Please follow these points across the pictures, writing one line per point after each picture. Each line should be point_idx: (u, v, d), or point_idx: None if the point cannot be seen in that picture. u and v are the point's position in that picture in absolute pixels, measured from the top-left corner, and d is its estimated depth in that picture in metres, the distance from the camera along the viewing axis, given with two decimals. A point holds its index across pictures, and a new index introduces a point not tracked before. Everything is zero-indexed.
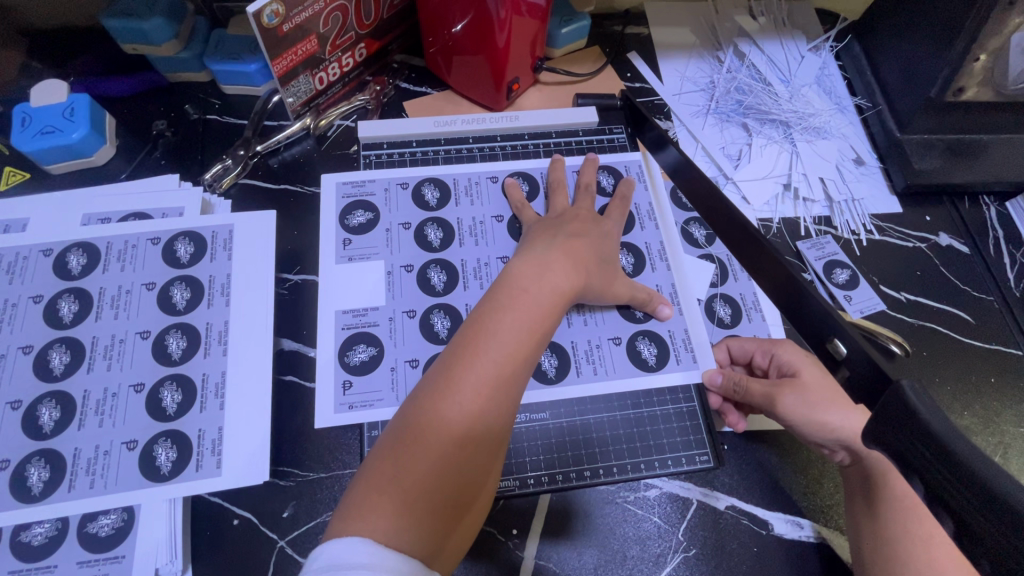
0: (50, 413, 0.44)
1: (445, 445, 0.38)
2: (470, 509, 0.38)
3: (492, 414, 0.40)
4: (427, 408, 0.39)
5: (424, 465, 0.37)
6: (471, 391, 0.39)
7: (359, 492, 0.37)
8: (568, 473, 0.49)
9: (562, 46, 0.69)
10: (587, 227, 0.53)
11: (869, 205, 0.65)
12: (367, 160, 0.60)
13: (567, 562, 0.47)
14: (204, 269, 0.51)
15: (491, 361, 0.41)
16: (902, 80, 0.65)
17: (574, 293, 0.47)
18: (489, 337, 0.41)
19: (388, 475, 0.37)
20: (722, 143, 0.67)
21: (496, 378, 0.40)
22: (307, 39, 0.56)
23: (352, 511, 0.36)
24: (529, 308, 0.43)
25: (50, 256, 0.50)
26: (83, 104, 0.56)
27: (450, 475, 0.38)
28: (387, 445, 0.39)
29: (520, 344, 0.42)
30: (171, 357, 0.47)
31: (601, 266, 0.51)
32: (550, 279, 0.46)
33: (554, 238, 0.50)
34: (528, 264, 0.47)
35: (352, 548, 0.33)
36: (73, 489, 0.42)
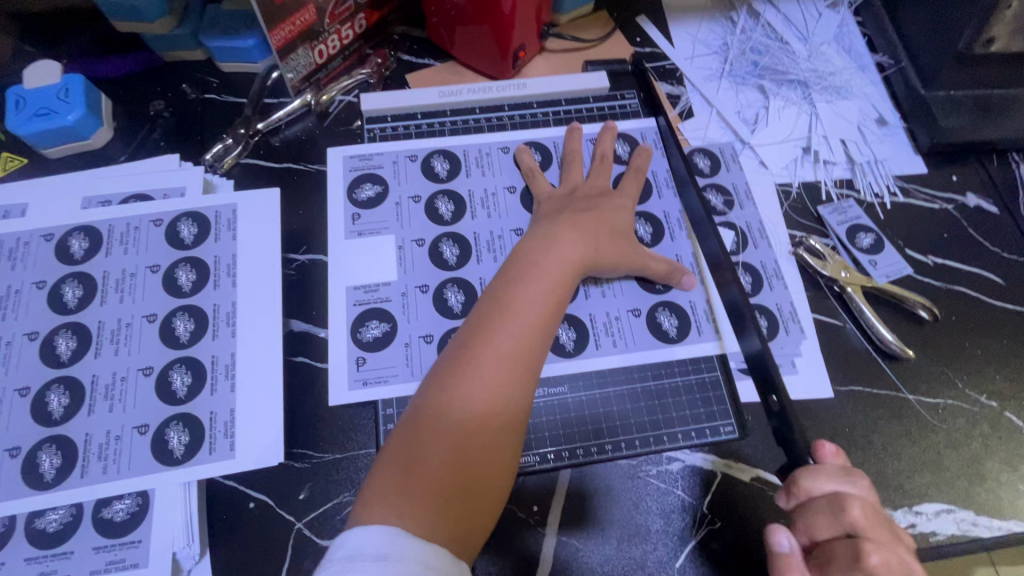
0: (59, 399, 0.44)
1: (465, 424, 0.37)
2: (496, 489, 0.37)
3: (514, 389, 0.39)
4: (444, 388, 0.39)
5: (446, 447, 0.36)
6: (492, 366, 0.39)
7: (381, 479, 0.36)
8: (588, 448, 0.48)
9: (569, 11, 0.67)
10: (596, 202, 0.52)
11: (893, 165, 0.63)
12: (371, 134, 0.59)
13: (592, 542, 0.46)
14: (209, 250, 0.50)
15: (509, 335, 0.40)
16: (926, 35, 0.63)
17: (585, 264, 0.47)
18: (503, 313, 0.41)
19: (410, 459, 0.36)
20: (738, 107, 0.65)
21: (515, 352, 0.39)
22: (304, 9, 0.54)
23: (375, 499, 0.35)
24: (542, 281, 0.43)
25: (51, 241, 0.49)
26: (78, 86, 0.55)
27: (475, 455, 0.37)
28: (409, 426, 0.38)
29: (537, 317, 0.41)
30: (179, 340, 0.46)
31: (614, 236, 0.50)
32: (560, 252, 0.45)
33: (561, 214, 0.50)
34: (537, 241, 0.47)
35: (380, 538, 0.33)
36: (85, 475, 0.42)
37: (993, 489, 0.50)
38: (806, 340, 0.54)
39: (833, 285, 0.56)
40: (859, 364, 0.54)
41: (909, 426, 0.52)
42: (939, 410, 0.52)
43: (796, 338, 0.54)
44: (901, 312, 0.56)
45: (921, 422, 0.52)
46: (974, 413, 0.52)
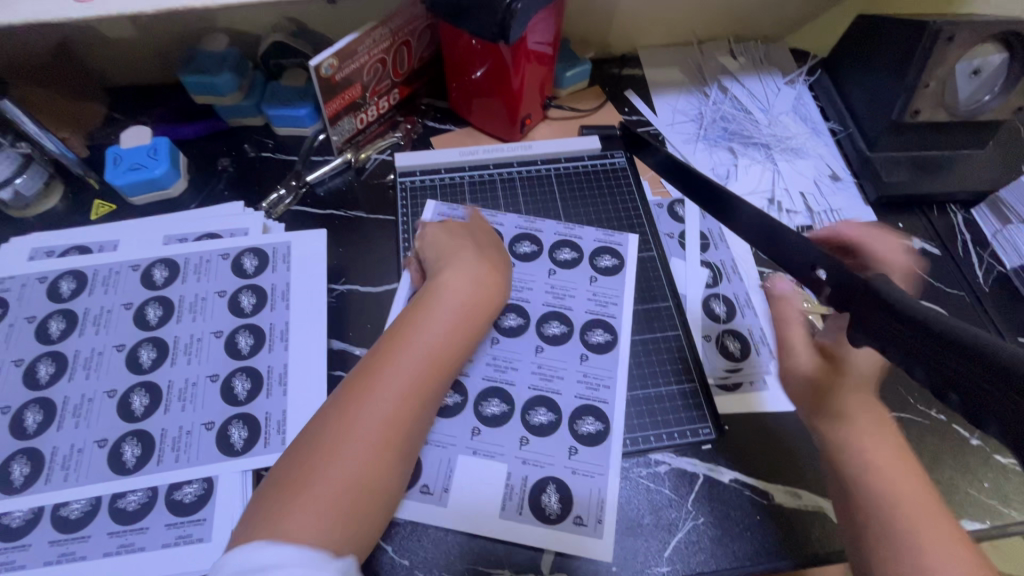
0: (140, 400, 0.52)
1: (360, 448, 0.42)
2: (371, 512, 0.41)
3: (405, 419, 0.44)
4: (342, 417, 0.43)
5: (335, 472, 0.40)
6: (387, 398, 0.44)
7: (268, 499, 0.39)
8: (575, 452, 0.55)
9: (567, 86, 0.80)
10: (499, 253, 0.61)
11: (846, 214, 0.73)
12: (403, 186, 0.70)
13: (580, 541, 0.51)
14: (267, 279, 0.60)
15: (402, 372, 0.46)
16: (867, 106, 0.75)
17: (484, 310, 0.54)
18: (399, 355, 0.47)
19: (300, 481, 0.39)
20: (712, 165, 0.76)
21: (409, 388, 0.45)
22: (352, 87, 0.67)
23: (262, 519, 0.38)
24: (423, 329, 0.49)
25: (138, 271, 0.59)
26: (165, 146, 0.67)
27: (364, 476, 0.41)
28: (302, 450, 0.41)
29: (431, 359, 0.48)
30: (241, 352, 0.55)
31: (495, 308, 0.55)
32: (451, 301, 0.52)
33: (482, 255, 0.58)
34: (416, 310, 0.51)
35: (269, 550, 0.36)
36: (161, 463, 0.49)
37: (948, 494, 0.56)
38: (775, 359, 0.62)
39: None
40: None
41: None
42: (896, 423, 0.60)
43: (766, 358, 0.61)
44: None
45: None
46: (926, 426, 0.60)
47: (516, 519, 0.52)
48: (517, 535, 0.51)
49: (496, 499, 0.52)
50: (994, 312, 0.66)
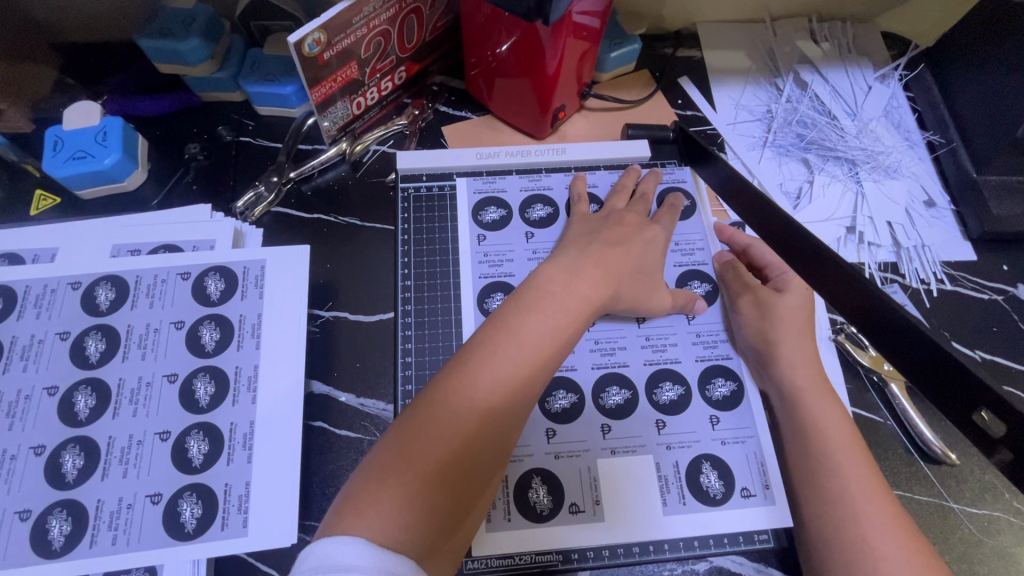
0: (73, 461, 0.43)
1: (458, 439, 0.36)
2: (469, 505, 0.37)
3: (507, 416, 0.38)
4: (446, 391, 0.38)
5: (429, 463, 0.35)
6: (489, 391, 0.38)
7: (362, 483, 0.35)
8: (662, 421, 0.47)
9: (610, 70, 0.66)
10: (629, 235, 0.50)
11: (940, 251, 0.60)
12: (405, 194, 0.58)
13: (754, 515, 0.45)
14: (234, 308, 0.49)
15: (512, 363, 0.39)
16: (980, 116, 0.61)
17: (601, 305, 0.45)
18: (523, 328, 0.40)
19: (397, 465, 0.35)
20: (780, 179, 0.63)
21: (514, 383, 0.38)
22: (348, 65, 0.53)
23: (351, 502, 0.34)
24: (554, 311, 0.42)
25: (78, 290, 0.48)
26: (117, 129, 0.54)
27: (459, 475, 0.36)
28: (397, 431, 0.37)
29: (542, 352, 0.40)
30: (199, 404, 0.45)
31: (637, 275, 0.48)
32: (581, 289, 0.44)
33: (592, 244, 0.48)
34: (559, 268, 0.45)
35: (353, 550, 0.31)
36: (94, 545, 0.40)
37: None
38: None
39: (871, 375, 0.54)
40: (898, 466, 0.51)
41: (952, 539, 0.49)
42: (985, 522, 0.49)
43: None
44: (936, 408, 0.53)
45: (962, 536, 0.49)
46: (1021, 528, 0.49)
47: (681, 510, 0.44)
48: (680, 530, 0.44)
49: (566, 488, 0.44)
50: None
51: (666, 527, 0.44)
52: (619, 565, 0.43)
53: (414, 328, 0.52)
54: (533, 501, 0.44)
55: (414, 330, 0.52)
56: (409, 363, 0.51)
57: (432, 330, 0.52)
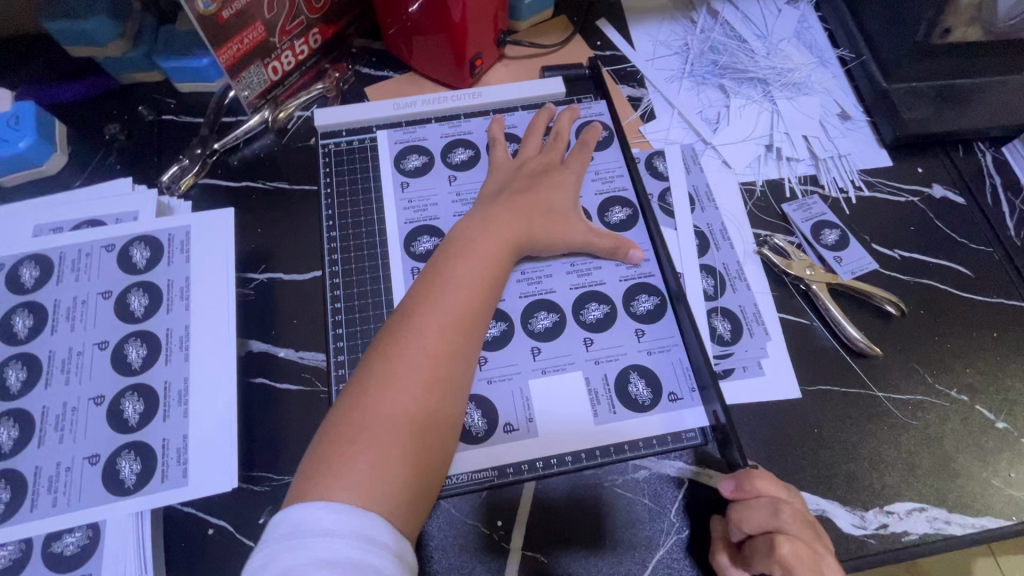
0: (8, 432, 0.43)
1: (414, 384, 0.39)
2: (433, 446, 0.39)
3: (456, 353, 0.41)
4: (391, 345, 0.40)
5: (382, 419, 0.37)
6: (434, 334, 0.41)
7: (322, 449, 0.37)
8: (589, 340, 0.50)
9: (526, 17, 0.66)
10: (537, 181, 0.53)
11: (857, 159, 0.62)
12: (326, 149, 0.59)
13: (681, 416, 0.48)
14: (161, 274, 0.49)
15: (449, 306, 0.42)
16: (884, 26, 0.62)
17: (520, 245, 0.48)
18: (446, 282, 0.43)
19: (359, 420, 0.37)
20: (699, 107, 0.64)
21: (454, 322, 0.42)
22: (252, 26, 0.54)
23: (318, 467, 0.36)
24: (479, 256, 0.45)
25: (2, 271, 0.49)
26: (29, 112, 0.54)
27: (423, 415, 0.38)
28: (355, 390, 0.39)
29: (475, 293, 0.44)
30: (131, 366, 0.46)
31: (551, 214, 0.51)
32: (499, 233, 0.47)
33: (501, 194, 0.51)
34: (473, 222, 0.49)
35: (323, 515, 0.33)
36: (35, 509, 0.41)
37: (965, 486, 0.49)
38: (772, 341, 0.53)
39: (799, 283, 0.55)
40: (826, 364, 0.53)
41: (881, 426, 0.51)
42: (911, 407, 0.51)
43: (759, 340, 0.53)
44: (868, 308, 0.55)
45: (889, 419, 0.51)
46: (945, 408, 0.51)
47: (611, 419, 0.48)
48: (612, 435, 0.47)
49: (499, 410, 0.47)
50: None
51: (597, 435, 0.47)
52: (555, 474, 0.47)
53: (343, 278, 0.53)
54: (467, 425, 0.47)
55: (343, 281, 0.53)
56: (339, 309, 0.52)
57: (360, 279, 0.53)
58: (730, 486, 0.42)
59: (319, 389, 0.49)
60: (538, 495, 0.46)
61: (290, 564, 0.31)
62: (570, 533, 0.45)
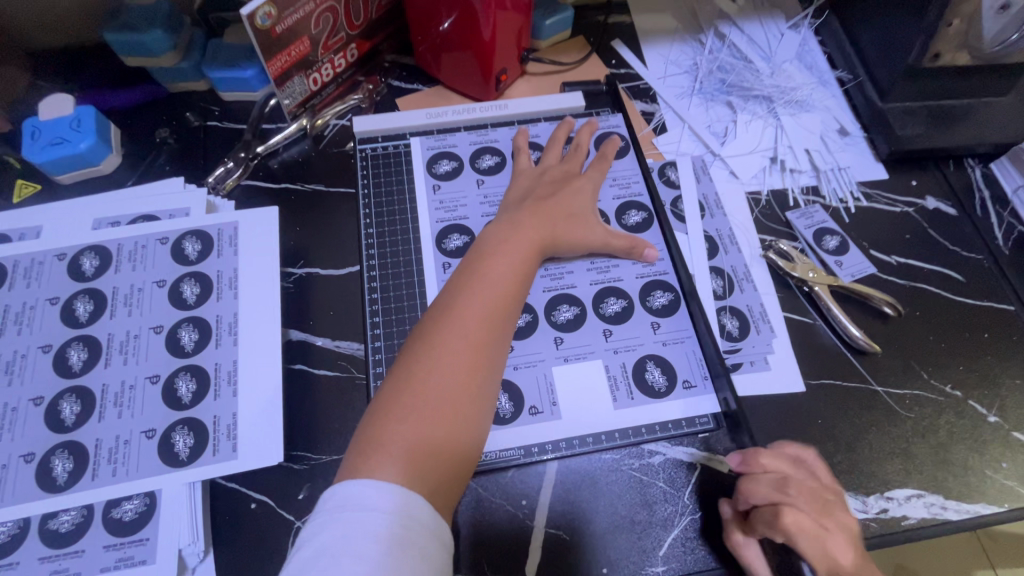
0: (71, 407, 0.46)
1: (454, 373, 0.42)
2: (472, 431, 0.42)
3: (492, 346, 0.44)
4: (430, 337, 0.43)
5: (427, 404, 0.40)
6: (471, 327, 0.44)
7: (371, 429, 0.39)
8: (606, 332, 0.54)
9: (547, 37, 0.71)
10: (558, 187, 0.57)
11: (855, 172, 0.67)
12: (363, 154, 0.63)
13: (693, 403, 0.52)
14: (212, 265, 0.53)
15: (485, 302, 0.46)
16: (879, 50, 0.67)
17: (545, 247, 0.52)
18: (481, 280, 0.47)
19: (404, 405, 0.40)
20: (708, 121, 0.69)
21: (490, 316, 0.45)
22: (299, 40, 0.58)
23: (366, 449, 0.38)
24: (510, 258, 0.49)
25: (64, 260, 0.52)
26: (90, 116, 0.59)
27: (462, 402, 0.41)
28: (397, 379, 0.42)
29: (507, 291, 0.47)
30: (184, 349, 0.49)
31: (573, 218, 0.55)
32: (527, 237, 0.51)
33: (525, 201, 0.55)
34: (504, 226, 0.52)
35: (371, 492, 0.35)
36: (96, 477, 0.44)
37: (963, 476, 0.52)
38: (777, 338, 0.57)
39: (802, 286, 0.59)
40: (829, 360, 0.56)
41: (881, 418, 0.54)
42: (909, 401, 0.55)
43: (766, 337, 0.56)
44: (868, 309, 0.59)
45: (890, 412, 0.54)
46: (941, 403, 0.55)
47: (630, 404, 0.51)
48: (631, 419, 0.51)
49: (525, 394, 0.51)
50: (1012, 276, 0.62)
51: (615, 420, 0.51)
52: (577, 455, 0.50)
53: (379, 272, 0.57)
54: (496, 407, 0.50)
55: (378, 275, 0.57)
56: (375, 301, 0.55)
57: (395, 272, 0.57)
58: (737, 460, 0.46)
59: (355, 375, 0.52)
60: (561, 476, 0.49)
61: (339, 535, 0.33)
62: (591, 512, 0.48)
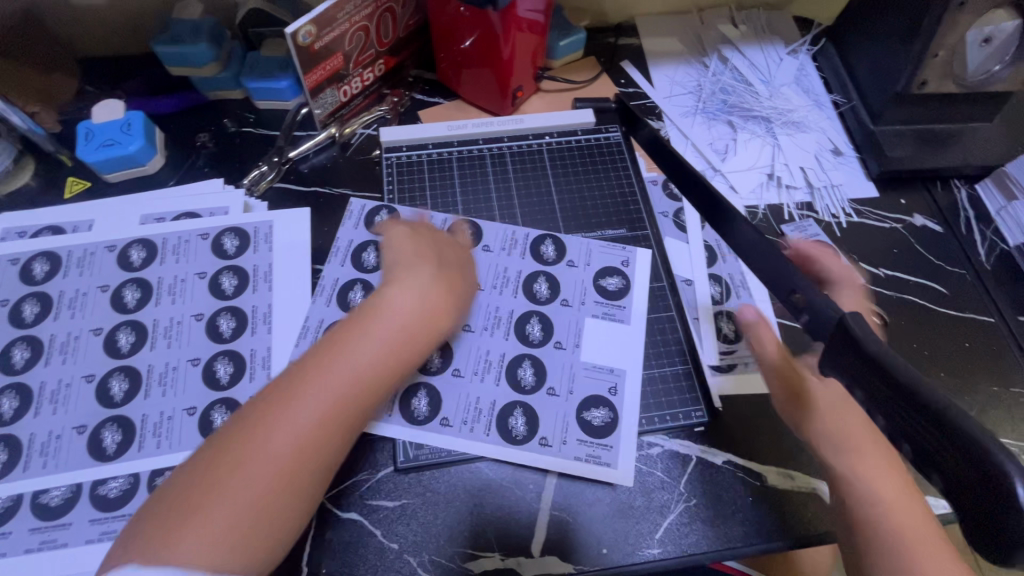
0: (119, 385, 0.51)
1: (288, 451, 0.39)
2: (298, 511, 0.39)
3: (346, 419, 0.42)
4: (274, 404, 0.40)
5: (261, 483, 0.37)
6: (320, 398, 0.41)
7: (166, 505, 0.36)
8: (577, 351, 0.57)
9: (561, 56, 0.76)
10: (460, 258, 0.56)
11: (846, 190, 0.71)
12: (388, 162, 0.68)
13: (688, 398, 0.56)
14: (248, 260, 0.58)
15: (351, 367, 0.43)
16: (871, 77, 0.72)
17: (437, 315, 0.49)
18: (351, 346, 0.44)
19: (210, 483, 0.37)
20: (710, 139, 0.74)
21: (358, 384, 0.42)
22: (334, 56, 0.64)
23: (154, 531, 0.35)
24: (384, 327, 0.45)
25: (114, 252, 0.57)
26: (139, 120, 0.64)
27: (300, 479, 0.39)
28: (220, 446, 0.38)
29: (385, 359, 0.44)
30: (222, 335, 0.54)
31: (444, 279, 0.51)
32: (406, 300, 0.47)
33: (414, 256, 0.52)
34: (396, 287, 0.48)
35: None
36: (142, 449, 0.48)
37: None
38: None
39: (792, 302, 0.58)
40: None
41: None
42: None
43: None
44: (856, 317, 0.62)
45: None
46: None
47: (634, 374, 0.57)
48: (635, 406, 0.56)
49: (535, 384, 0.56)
50: (994, 290, 0.65)
51: (619, 412, 0.55)
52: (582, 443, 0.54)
53: None
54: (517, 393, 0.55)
55: None
56: None
57: None
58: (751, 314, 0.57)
59: None
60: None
61: None
62: (594, 497, 0.52)
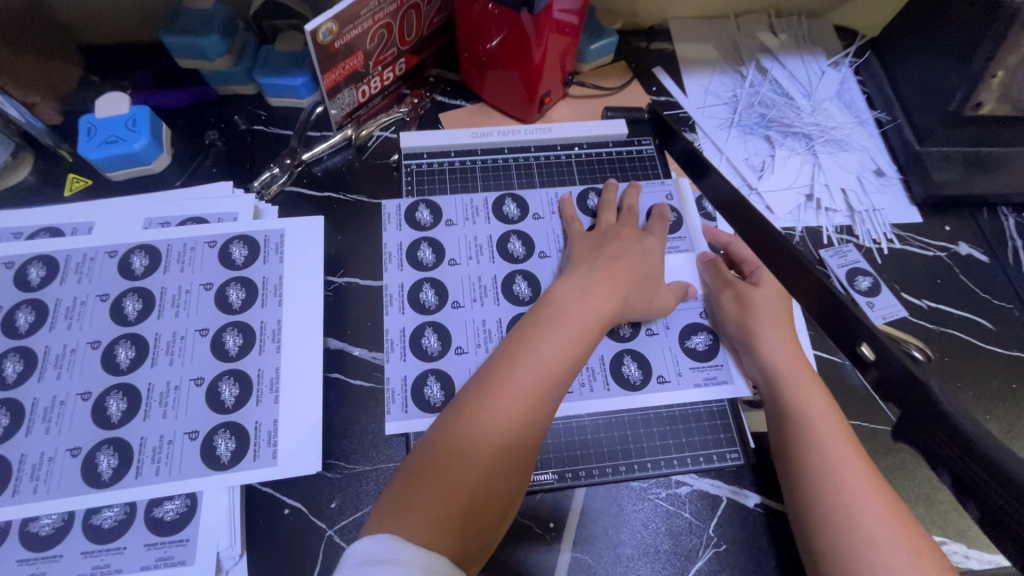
0: (117, 404, 0.47)
1: (511, 423, 0.41)
2: (516, 482, 0.41)
3: (558, 389, 0.44)
4: (498, 378, 0.43)
5: (483, 451, 0.40)
6: (538, 368, 0.43)
7: (407, 477, 0.40)
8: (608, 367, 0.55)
9: (591, 60, 0.72)
10: (629, 246, 0.55)
11: (889, 214, 0.67)
12: (407, 169, 0.64)
13: (721, 437, 0.53)
14: (258, 271, 0.54)
15: (569, 336, 0.46)
16: (919, 95, 0.68)
17: (612, 317, 0.49)
18: (553, 321, 0.46)
19: (434, 463, 0.40)
20: (746, 154, 0.70)
21: (573, 348, 0.45)
22: (354, 55, 0.60)
23: (390, 506, 0.38)
24: (570, 321, 0.46)
25: (114, 258, 0.54)
26: (145, 116, 0.60)
27: (512, 452, 0.41)
28: (446, 425, 0.42)
29: (581, 336, 0.46)
30: (228, 353, 0.50)
31: (644, 284, 0.53)
32: (592, 303, 0.48)
33: (598, 258, 0.53)
34: (570, 285, 0.50)
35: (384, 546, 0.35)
36: (139, 476, 0.45)
37: None
38: None
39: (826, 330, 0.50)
40: (856, 401, 0.57)
41: (909, 464, 0.54)
42: None
43: None
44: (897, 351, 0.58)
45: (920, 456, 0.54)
46: None
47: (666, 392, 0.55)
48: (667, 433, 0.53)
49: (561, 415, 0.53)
50: None
51: (647, 450, 0.52)
52: (606, 483, 0.51)
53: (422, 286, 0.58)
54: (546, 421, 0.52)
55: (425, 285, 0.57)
56: None
57: None
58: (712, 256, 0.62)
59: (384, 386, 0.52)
60: (589, 502, 0.50)
61: None
62: (618, 540, 0.49)
